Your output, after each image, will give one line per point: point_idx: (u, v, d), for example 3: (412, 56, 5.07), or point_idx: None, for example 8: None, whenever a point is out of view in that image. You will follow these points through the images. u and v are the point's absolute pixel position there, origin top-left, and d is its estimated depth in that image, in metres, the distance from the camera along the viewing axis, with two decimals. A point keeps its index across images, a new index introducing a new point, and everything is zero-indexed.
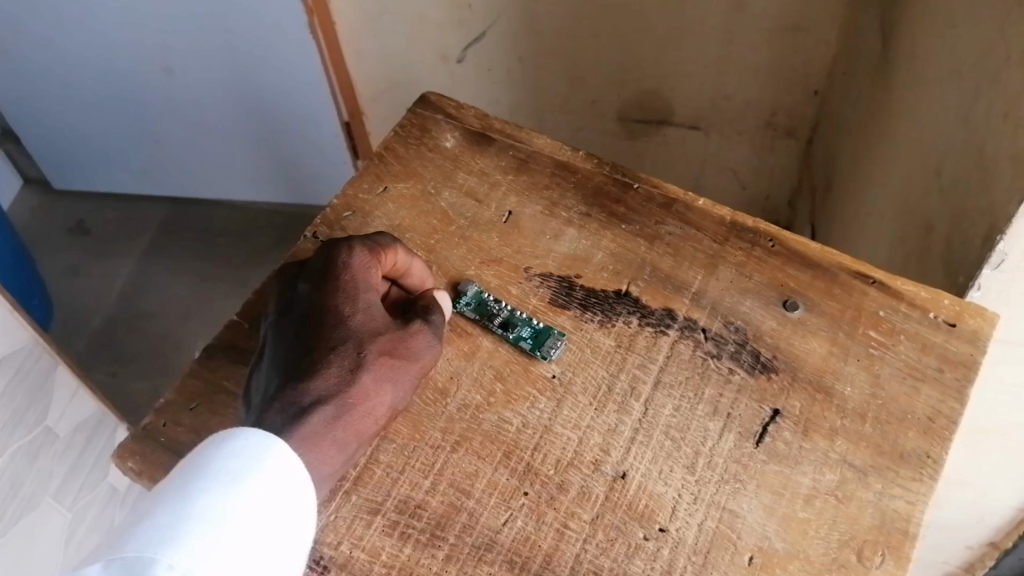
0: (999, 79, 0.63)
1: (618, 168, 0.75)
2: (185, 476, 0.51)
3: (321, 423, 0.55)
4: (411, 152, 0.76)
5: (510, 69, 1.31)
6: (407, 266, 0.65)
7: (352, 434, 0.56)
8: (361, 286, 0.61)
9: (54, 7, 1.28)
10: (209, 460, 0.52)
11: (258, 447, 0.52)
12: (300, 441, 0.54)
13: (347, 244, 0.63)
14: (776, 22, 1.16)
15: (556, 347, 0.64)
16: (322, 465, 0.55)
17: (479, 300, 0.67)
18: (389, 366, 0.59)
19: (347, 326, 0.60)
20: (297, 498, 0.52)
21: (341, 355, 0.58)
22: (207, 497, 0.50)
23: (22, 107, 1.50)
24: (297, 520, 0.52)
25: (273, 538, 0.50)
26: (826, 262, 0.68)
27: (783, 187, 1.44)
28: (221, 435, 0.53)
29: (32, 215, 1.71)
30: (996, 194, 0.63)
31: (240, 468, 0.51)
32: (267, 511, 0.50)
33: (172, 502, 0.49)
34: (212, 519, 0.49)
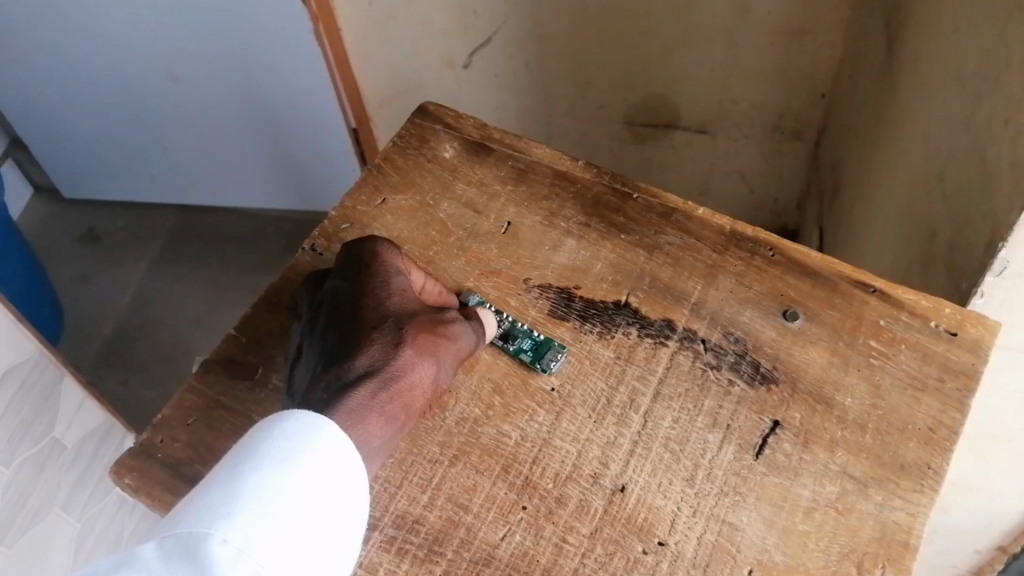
0: (1000, 83, 0.63)
1: (618, 177, 0.75)
2: (238, 457, 0.51)
3: (370, 394, 0.56)
4: (410, 163, 0.76)
5: (516, 74, 1.31)
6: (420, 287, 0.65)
7: (400, 406, 0.57)
8: (395, 273, 0.63)
9: (61, 16, 1.29)
10: (262, 441, 0.52)
11: (309, 422, 0.53)
12: (347, 412, 0.55)
13: (374, 240, 0.65)
14: (781, 26, 1.16)
15: (557, 360, 0.64)
16: (371, 435, 0.55)
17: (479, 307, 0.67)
18: (432, 342, 0.60)
19: (385, 307, 0.61)
20: (349, 477, 0.52)
21: (383, 333, 0.59)
22: (259, 476, 0.50)
23: (30, 116, 1.51)
24: (345, 504, 0.52)
25: (323, 516, 0.50)
26: (826, 271, 0.68)
27: (792, 190, 1.44)
28: (272, 417, 0.54)
29: (42, 224, 1.71)
30: (998, 199, 0.63)
31: (293, 448, 0.51)
32: (318, 490, 0.50)
33: (225, 481, 0.49)
34: (265, 497, 0.49)
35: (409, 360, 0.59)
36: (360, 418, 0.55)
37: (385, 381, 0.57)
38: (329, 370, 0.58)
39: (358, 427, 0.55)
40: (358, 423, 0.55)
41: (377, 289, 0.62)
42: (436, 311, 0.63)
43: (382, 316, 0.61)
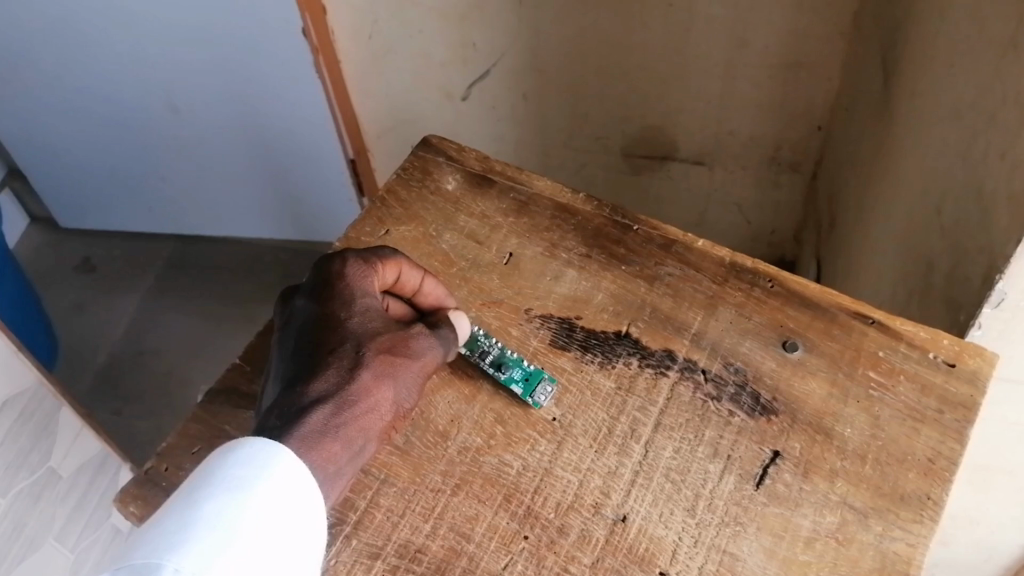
0: (996, 118, 0.64)
1: (618, 209, 0.75)
2: (194, 486, 0.51)
3: (323, 421, 0.56)
4: (413, 195, 0.77)
5: (514, 106, 1.33)
6: (418, 285, 0.66)
7: (359, 428, 0.57)
8: (360, 289, 0.63)
9: (64, 47, 1.30)
10: (218, 469, 0.52)
11: (263, 453, 0.53)
12: (299, 441, 0.55)
13: (341, 256, 0.65)
14: (777, 58, 1.17)
15: (547, 391, 0.64)
16: (326, 461, 0.55)
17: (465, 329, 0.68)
18: (392, 363, 0.60)
19: (345, 330, 0.61)
20: (305, 504, 0.52)
21: (340, 356, 0.59)
22: (215, 505, 0.50)
23: (28, 145, 1.52)
24: (301, 533, 0.52)
25: (280, 543, 0.50)
26: (825, 303, 0.68)
27: (789, 222, 1.45)
28: (226, 447, 0.54)
29: (41, 254, 1.72)
30: (996, 231, 0.63)
31: (248, 474, 0.51)
32: (276, 516, 0.51)
33: (181, 509, 0.50)
34: (219, 525, 0.49)
35: (365, 384, 0.58)
36: (315, 441, 0.55)
37: (341, 404, 0.57)
38: (286, 393, 0.58)
39: (313, 453, 0.55)
40: (314, 446, 0.55)
41: (339, 308, 0.62)
42: (402, 327, 0.63)
43: (344, 335, 0.61)
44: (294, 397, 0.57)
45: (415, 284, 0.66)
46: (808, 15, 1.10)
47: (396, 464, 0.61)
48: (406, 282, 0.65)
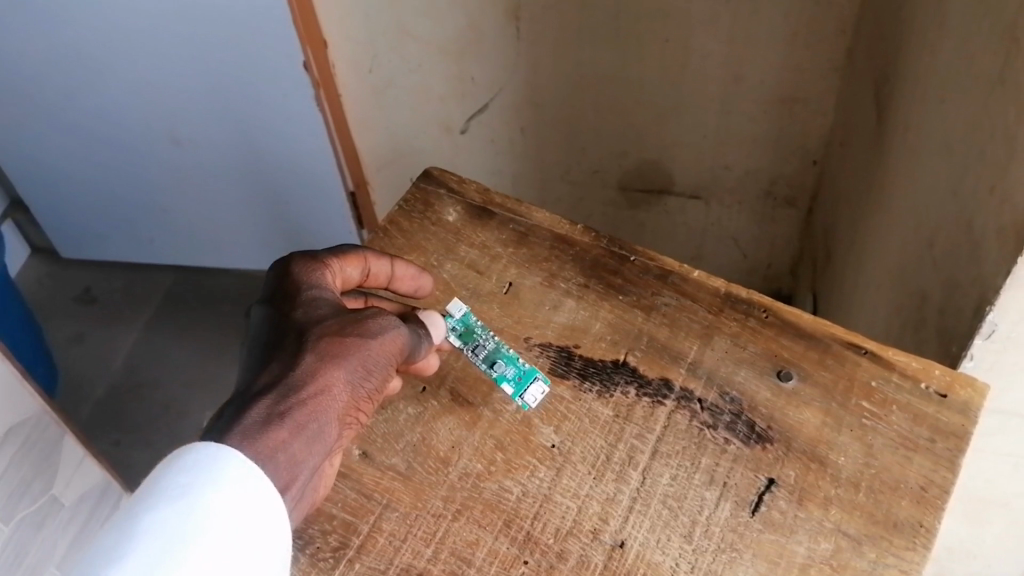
0: (984, 154, 0.66)
1: (616, 241, 0.77)
2: (142, 494, 0.50)
3: (266, 410, 0.56)
4: (415, 226, 0.79)
5: (513, 140, 1.35)
6: (392, 272, 0.70)
7: (310, 412, 0.57)
8: (308, 283, 0.65)
9: (69, 80, 1.33)
10: (166, 476, 0.51)
11: (213, 458, 0.51)
12: (241, 435, 0.54)
13: (287, 257, 0.66)
14: (772, 94, 1.19)
15: (538, 393, 0.67)
16: (274, 449, 0.55)
17: (466, 321, 0.71)
18: (340, 344, 0.60)
19: (291, 323, 0.62)
20: (260, 505, 0.51)
21: (284, 350, 0.60)
22: (160, 516, 0.49)
23: (31, 177, 1.53)
24: (260, 533, 0.51)
25: (235, 546, 0.49)
26: (818, 333, 0.69)
27: (785, 256, 1.46)
28: (176, 453, 0.53)
29: (41, 284, 1.73)
30: (985, 265, 0.64)
31: (194, 481, 0.50)
32: (233, 516, 0.50)
33: (124, 526, 0.48)
34: (166, 534, 0.48)
35: (309, 371, 0.59)
36: (257, 431, 0.55)
37: (286, 391, 0.57)
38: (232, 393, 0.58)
39: (255, 444, 0.54)
40: (256, 437, 0.54)
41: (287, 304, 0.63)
42: (354, 312, 0.63)
43: (290, 327, 0.62)
44: (239, 394, 0.58)
45: (386, 271, 0.70)
46: (802, 52, 1.13)
47: (398, 489, 0.62)
48: (376, 273, 0.69)
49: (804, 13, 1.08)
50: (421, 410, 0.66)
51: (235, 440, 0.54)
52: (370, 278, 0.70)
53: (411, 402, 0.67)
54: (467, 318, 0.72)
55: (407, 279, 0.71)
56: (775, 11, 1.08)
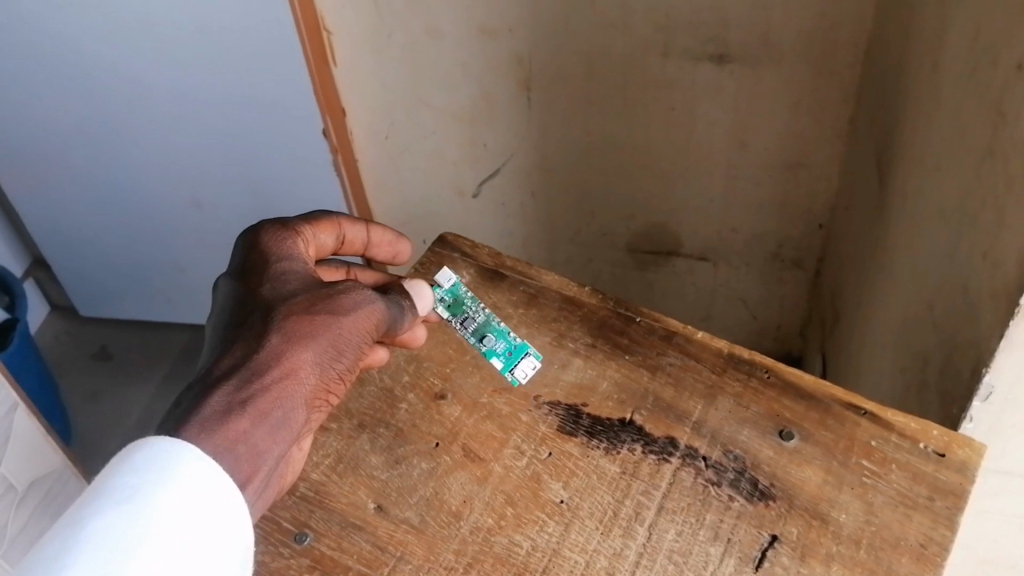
0: (977, 220, 0.68)
1: (622, 302, 0.79)
2: (91, 495, 0.52)
3: (228, 395, 0.58)
4: (430, 287, 0.81)
5: (524, 203, 1.38)
6: (368, 239, 0.75)
7: (272, 398, 0.59)
8: (278, 259, 0.67)
9: (94, 142, 1.37)
10: (116, 476, 0.53)
11: (162, 458, 0.54)
12: (198, 428, 0.56)
13: (259, 226, 0.69)
14: (777, 159, 1.22)
15: (527, 370, 0.74)
16: (233, 438, 0.57)
17: (455, 292, 0.80)
18: (306, 324, 0.63)
19: (260, 300, 0.64)
20: (211, 501, 0.54)
21: (251, 329, 0.62)
22: (107, 519, 0.51)
23: (53, 237, 1.57)
24: (211, 528, 0.53)
25: (184, 541, 0.52)
26: (819, 393, 0.71)
27: (794, 318, 1.48)
28: (127, 450, 0.55)
29: (58, 341, 1.76)
30: (980, 327, 0.66)
31: (142, 483, 0.52)
32: (180, 517, 0.52)
33: (70, 531, 0.50)
34: (116, 533, 0.50)
35: (273, 354, 0.61)
36: (215, 424, 0.57)
37: (247, 377, 0.59)
38: (196, 377, 0.60)
39: (212, 438, 0.56)
40: (214, 430, 0.56)
41: (256, 283, 0.66)
42: (319, 289, 0.65)
43: (256, 309, 0.64)
44: (202, 379, 0.60)
45: (361, 238, 0.75)
46: (804, 119, 1.16)
47: (411, 542, 0.64)
48: (349, 239, 0.74)
49: (806, 82, 1.12)
50: (434, 465, 0.68)
51: (192, 433, 0.56)
52: (346, 246, 0.75)
53: (424, 458, 0.69)
54: (456, 289, 0.81)
55: (384, 246, 0.77)
56: (777, 80, 1.12)
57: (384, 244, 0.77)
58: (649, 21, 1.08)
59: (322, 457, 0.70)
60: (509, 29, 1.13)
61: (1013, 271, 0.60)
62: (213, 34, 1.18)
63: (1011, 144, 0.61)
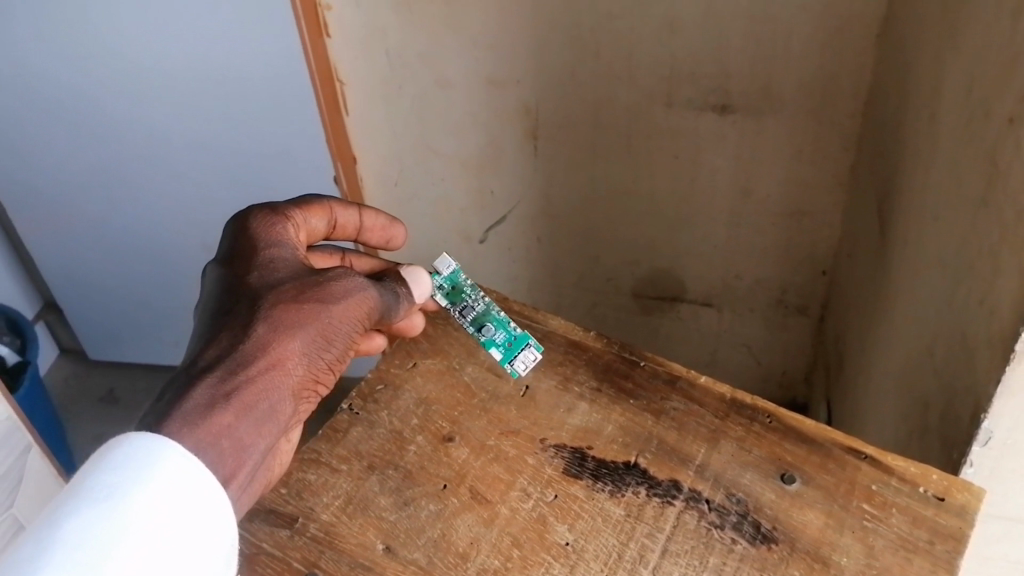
0: (974, 267, 0.70)
1: (626, 346, 0.81)
2: (68, 494, 0.52)
3: (214, 385, 0.59)
4: (438, 331, 0.83)
5: (530, 248, 1.40)
6: (361, 224, 0.78)
7: (257, 389, 0.61)
8: (265, 248, 0.68)
9: (108, 188, 1.40)
10: (93, 475, 0.52)
11: (141, 457, 0.53)
12: (182, 421, 0.57)
13: (249, 212, 0.71)
14: (779, 207, 1.24)
15: (525, 362, 0.79)
16: (218, 430, 0.58)
17: (454, 280, 0.86)
18: (293, 314, 0.64)
19: (247, 288, 0.65)
20: (192, 498, 0.53)
21: (237, 318, 0.63)
22: (81, 520, 0.50)
23: (65, 280, 1.60)
24: (192, 525, 0.53)
25: (165, 537, 0.52)
26: (821, 438, 0.72)
27: (799, 364, 1.49)
28: (105, 447, 0.54)
29: (66, 384, 1.77)
30: (978, 372, 0.68)
31: (120, 482, 0.52)
32: (158, 518, 0.52)
33: (43, 531, 0.50)
34: (94, 532, 0.50)
35: (259, 343, 0.62)
36: (199, 418, 0.57)
37: (233, 367, 0.61)
38: (180, 367, 0.61)
39: (197, 432, 0.57)
40: (197, 423, 0.57)
41: (243, 272, 0.67)
42: (305, 280, 0.67)
43: (242, 298, 0.65)
44: (187, 369, 0.61)
45: (354, 223, 0.78)
46: (806, 168, 1.19)
47: None
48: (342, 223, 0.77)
49: (807, 131, 1.14)
50: (441, 507, 0.69)
51: (174, 427, 0.56)
52: (339, 230, 0.77)
53: (432, 500, 0.70)
54: (454, 276, 0.86)
55: (378, 231, 0.79)
56: (778, 129, 1.15)
57: (377, 229, 0.79)
58: (653, 72, 1.11)
59: (332, 498, 0.71)
60: (517, 80, 1.17)
61: (1008, 316, 0.62)
62: (229, 82, 1.22)
63: (1004, 193, 0.63)
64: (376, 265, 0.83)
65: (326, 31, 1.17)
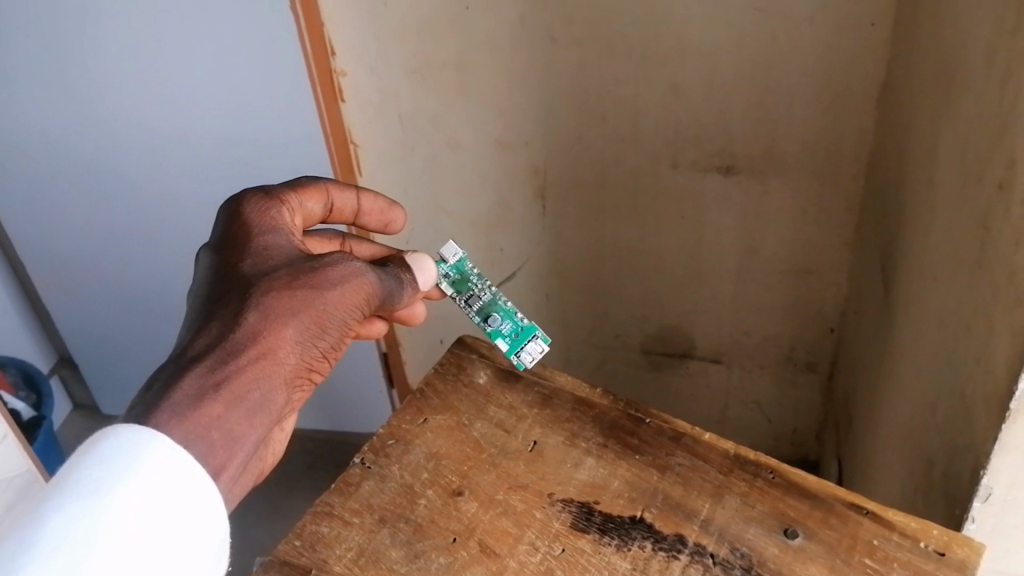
0: (970, 326, 0.71)
1: (632, 403, 0.82)
2: (54, 486, 0.53)
3: (203, 374, 0.59)
4: (448, 387, 0.85)
5: (539, 305, 1.42)
6: (360, 208, 0.81)
7: (247, 379, 0.60)
8: (259, 235, 0.68)
9: (128, 243, 1.43)
10: (78, 468, 0.53)
11: (125, 450, 0.54)
12: (170, 413, 0.56)
13: (242, 197, 0.71)
14: (786, 265, 1.27)
15: (533, 351, 0.81)
16: (207, 421, 0.57)
17: (461, 268, 0.84)
18: (285, 301, 0.64)
19: (240, 275, 0.65)
20: (177, 493, 0.54)
21: (229, 305, 0.63)
22: (62, 519, 0.51)
23: (82, 334, 1.62)
24: (176, 518, 0.54)
25: (149, 530, 0.53)
26: (823, 494, 0.73)
27: (809, 421, 1.50)
28: (90, 440, 0.55)
29: (78, 439, 1.78)
30: (977, 430, 0.69)
31: (104, 477, 0.53)
32: (140, 517, 0.52)
33: (28, 525, 0.51)
34: (77, 527, 0.51)
35: (250, 333, 0.62)
36: (188, 408, 0.57)
37: (223, 357, 0.60)
38: (170, 355, 0.61)
39: (185, 425, 0.56)
40: (187, 415, 0.56)
41: (236, 258, 0.67)
42: (299, 266, 0.66)
43: (234, 286, 0.64)
44: (176, 358, 0.60)
45: (352, 206, 0.80)
46: (810, 228, 1.21)
47: None
48: (340, 207, 0.79)
49: (811, 191, 1.17)
50: (451, 560, 0.71)
51: (163, 419, 0.56)
52: (337, 213, 0.80)
53: (441, 553, 0.71)
54: (462, 264, 0.84)
55: (376, 214, 0.83)
56: (783, 190, 1.18)
57: (375, 212, 0.82)
58: (659, 134, 1.15)
59: (344, 550, 0.72)
60: (526, 142, 1.20)
61: (1002, 374, 0.63)
62: (247, 144, 1.25)
63: (996, 254, 0.65)
64: (378, 252, 0.86)
65: (340, 96, 1.21)
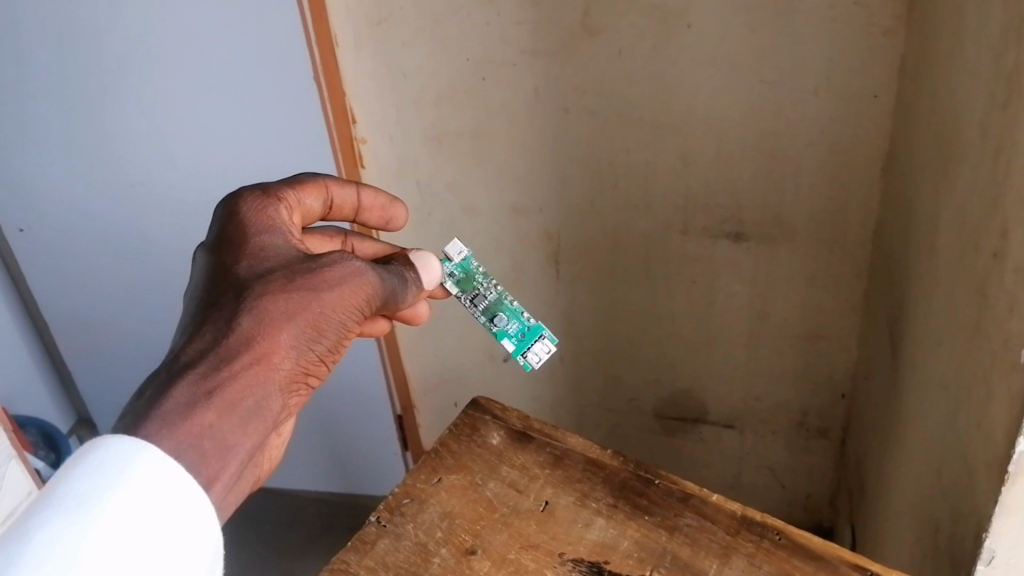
0: (971, 392, 0.73)
1: (642, 464, 0.84)
2: (41, 497, 0.51)
3: (195, 380, 0.58)
4: (462, 447, 0.87)
5: (553, 368, 1.45)
6: (360, 204, 0.82)
7: (241, 385, 0.59)
8: (255, 235, 0.68)
9: (150, 305, 1.47)
10: (66, 478, 0.52)
11: (113, 459, 0.52)
12: (160, 422, 0.55)
13: (238, 198, 0.71)
14: (796, 330, 1.29)
15: (538, 353, 0.85)
16: (198, 429, 0.56)
17: (466, 267, 0.87)
18: (281, 303, 0.63)
19: (235, 279, 0.64)
20: (167, 502, 0.53)
21: (223, 309, 0.62)
22: (47, 532, 0.49)
23: (101, 395, 1.65)
24: (168, 526, 0.52)
25: (138, 539, 0.51)
26: (828, 555, 0.75)
27: (823, 487, 1.50)
28: (79, 451, 0.53)
29: None
30: (979, 494, 0.70)
31: (91, 487, 0.51)
32: (128, 530, 0.51)
33: (15, 535, 0.49)
34: (65, 535, 0.49)
35: (244, 338, 0.61)
36: (179, 417, 0.56)
37: (216, 362, 0.59)
38: (163, 362, 0.60)
39: (175, 434, 0.55)
40: (177, 424, 0.55)
41: (231, 261, 0.66)
42: (295, 268, 0.66)
43: (228, 289, 0.64)
44: (168, 365, 0.59)
45: (352, 202, 0.81)
46: (820, 294, 1.23)
47: None
48: (339, 202, 0.80)
49: (820, 258, 1.19)
50: None
51: (153, 429, 0.55)
52: (336, 210, 0.81)
53: None
54: (466, 263, 0.87)
55: (377, 210, 0.84)
56: (791, 257, 1.20)
57: (376, 208, 0.84)
58: (669, 201, 1.18)
59: None
60: (540, 208, 1.24)
61: (1001, 438, 0.65)
62: None
63: (993, 321, 0.67)
64: (378, 249, 0.90)
65: (360, 163, 1.26)
